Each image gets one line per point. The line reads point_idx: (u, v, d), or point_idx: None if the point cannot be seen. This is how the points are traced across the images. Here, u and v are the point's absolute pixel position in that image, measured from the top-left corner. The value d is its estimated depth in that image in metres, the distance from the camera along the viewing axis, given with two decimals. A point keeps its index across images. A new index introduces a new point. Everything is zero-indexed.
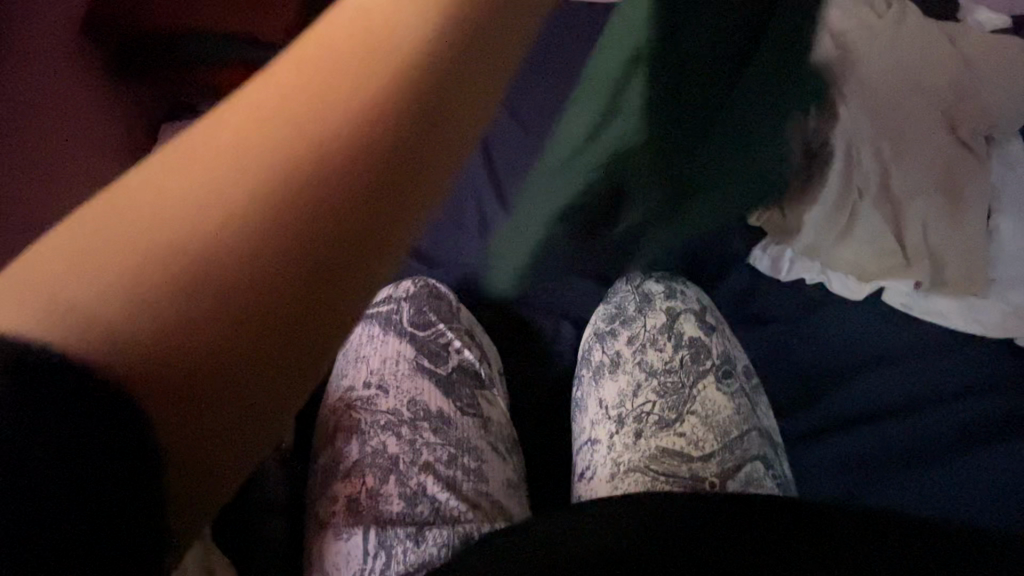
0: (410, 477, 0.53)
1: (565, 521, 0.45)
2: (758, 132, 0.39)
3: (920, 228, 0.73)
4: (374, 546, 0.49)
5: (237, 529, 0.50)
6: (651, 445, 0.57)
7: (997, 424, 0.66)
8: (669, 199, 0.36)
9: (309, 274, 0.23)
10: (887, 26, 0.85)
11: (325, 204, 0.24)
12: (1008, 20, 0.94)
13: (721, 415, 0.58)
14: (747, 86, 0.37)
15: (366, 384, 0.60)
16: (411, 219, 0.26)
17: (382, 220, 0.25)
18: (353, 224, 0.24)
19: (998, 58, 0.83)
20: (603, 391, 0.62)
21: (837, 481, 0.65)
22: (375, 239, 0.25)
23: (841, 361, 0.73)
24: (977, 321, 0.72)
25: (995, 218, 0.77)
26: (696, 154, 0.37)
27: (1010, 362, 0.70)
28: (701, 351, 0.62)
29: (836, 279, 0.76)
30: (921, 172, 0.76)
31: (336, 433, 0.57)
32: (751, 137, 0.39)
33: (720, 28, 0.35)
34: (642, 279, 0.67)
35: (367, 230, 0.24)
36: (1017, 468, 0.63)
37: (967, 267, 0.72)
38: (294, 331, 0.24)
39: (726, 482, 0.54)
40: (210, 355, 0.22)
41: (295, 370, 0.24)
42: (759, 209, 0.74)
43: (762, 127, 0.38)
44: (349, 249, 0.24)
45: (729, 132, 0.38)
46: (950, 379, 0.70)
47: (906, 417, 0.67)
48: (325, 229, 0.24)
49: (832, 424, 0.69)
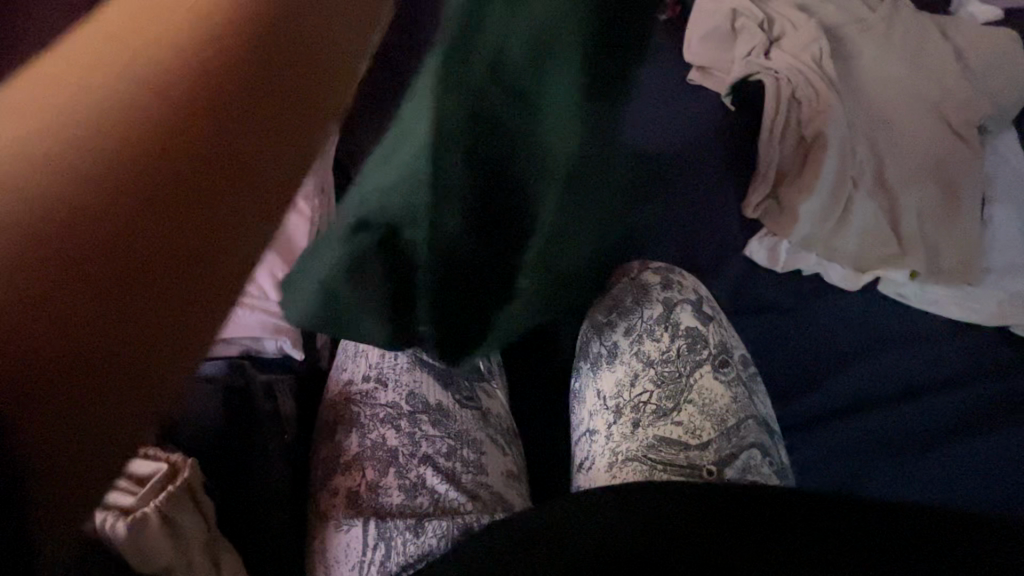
0: (409, 470, 0.54)
1: (569, 509, 0.44)
2: (565, 231, 0.38)
3: (913, 218, 0.75)
4: (374, 538, 0.49)
5: (242, 524, 0.49)
6: (648, 434, 0.58)
7: (996, 410, 0.66)
8: (444, 267, 0.39)
9: (125, 209, 0.12)
10: (880, 20, 0.86)
11: (157, 99, 0.13)
12: (1000, 13, 0.95)
13: (717, 403, 0.59)
14: (558, 190, 0.35)
15: (366, 378, 0.60)
16: (315, 122, 0.16)
17: (278, 121, 0.15)
18: (203, 128, 0.14)
19: (988, 52, 0.84)
20: (601, 382, 0.63)
21: (837, 469, 0.65)
22: (255, 147, 0.14)
23: (840, 349, 0.72)
24: (973, 309, 0.72)
25: (988, 208, 0.78)
26: (489, 241, 0.38)
27: (1008, 350, 0.70)
28: (698, 341, 0.63)
29: (832, 269, 0.76)
30: (913, 165, 0.77)
31: (337, 426, 0.57)
32: (559, 236, 0.38)
33: (539, 126, 0.31)
34: (640, 270, 0.67)
35: (241, 129, 0.14)
36: (1014, 455, 0.63)
37: (960, 256, 0.73)
38: (113, 315, 0.12)
39: (723, 470, 0.55)
40: (40, 284, 0.11)
41: (127, 381, 0.12)
42: (754, 201, 0.77)
43: (567, 226, 0.37)
44: (217, 169, 0.14)
45: (539, 229, 0.37)
46: (949, 366, 0.70)
47: (906, 404, 0.67)
48: (159, 145, 0.13)
49: (831, 412, 0.68)
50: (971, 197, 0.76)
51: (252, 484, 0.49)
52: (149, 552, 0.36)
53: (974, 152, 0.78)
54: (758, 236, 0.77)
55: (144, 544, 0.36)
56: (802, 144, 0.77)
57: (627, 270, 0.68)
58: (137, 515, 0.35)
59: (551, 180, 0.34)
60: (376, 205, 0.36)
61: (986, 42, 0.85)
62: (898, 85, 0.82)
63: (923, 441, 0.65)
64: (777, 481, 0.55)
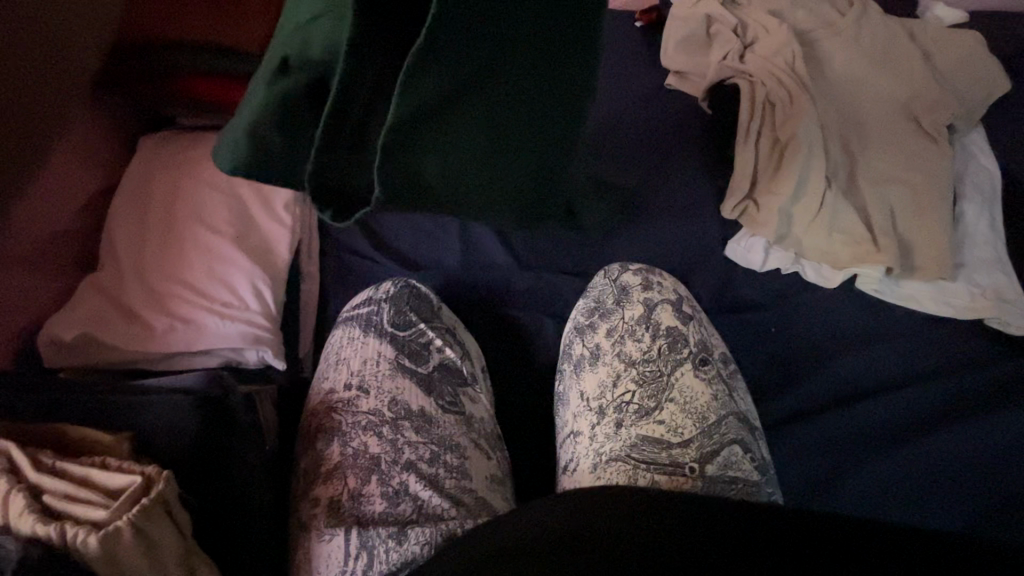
0: (392, 477, 0.54)
1: (553, 513, 0.46)
2: (469, 171, 0.45)
3: (886, 215, 0.74)
4: (356, 547, 0.49)
5: (221, 539, 0.48)
6: (631, 433, 0.58)
7: (970, 401, 0.68)
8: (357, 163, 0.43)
9: None
10: (850, 23, 0.87)
11: None
12: (965, 15, 0.97)
13: (698, 401, 0.59)
14: (466, 124, 0.42)
15: (347, 386, 0.60)
16: None
17: None
18: None
19: (954, 53, 0.86)
20: (584, 384, 0.63)
21: (817, 462, 0.67)
22: None
23: (818, 346, 0.74)
24: (947, 304, 0.73)
25: (961, 204, 0.78)
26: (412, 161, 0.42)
27: (978, 341, 0.72)
28: (678, 340, 0.63)
29: (811, 267, 0.78)
30: (886, 161, 0.77)
31: (318, 435, 0.57)
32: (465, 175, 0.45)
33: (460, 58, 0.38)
34: (619, 272, 0.68)
35: None
36: (991, 443, 0.64)
37: (935, 251, 0.72)
38: None
39: (704, 467, 0.55)
40: None
41: None
42: (732, 201, 0.77)
43: (468, 168, 0.45)
44: None
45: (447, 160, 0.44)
46: (923, 359, 0.72)
47: (882, 397, 0.69)
48: None
49: (812, 408, 0.70)
50: (942, 193, 0.75)
51: (231, 495, 0.48)
52: (123, 564, 0.35)
53: (941, 150, 0.78)
54: (735, 237, 0.79)
55: (119, 556, 0.35)
56: (776, 146, 0.77)
57: (608, 271, 0.69)
58: (109, 528, 0.35)
59: (445, 92, 0.40)
60: (305, 51, 0.44)
61: (953, 43, 0.87)
62: (868, 86, 0.83)
63: (902, 437, 0.66)
64: (758, 477, 0.55)
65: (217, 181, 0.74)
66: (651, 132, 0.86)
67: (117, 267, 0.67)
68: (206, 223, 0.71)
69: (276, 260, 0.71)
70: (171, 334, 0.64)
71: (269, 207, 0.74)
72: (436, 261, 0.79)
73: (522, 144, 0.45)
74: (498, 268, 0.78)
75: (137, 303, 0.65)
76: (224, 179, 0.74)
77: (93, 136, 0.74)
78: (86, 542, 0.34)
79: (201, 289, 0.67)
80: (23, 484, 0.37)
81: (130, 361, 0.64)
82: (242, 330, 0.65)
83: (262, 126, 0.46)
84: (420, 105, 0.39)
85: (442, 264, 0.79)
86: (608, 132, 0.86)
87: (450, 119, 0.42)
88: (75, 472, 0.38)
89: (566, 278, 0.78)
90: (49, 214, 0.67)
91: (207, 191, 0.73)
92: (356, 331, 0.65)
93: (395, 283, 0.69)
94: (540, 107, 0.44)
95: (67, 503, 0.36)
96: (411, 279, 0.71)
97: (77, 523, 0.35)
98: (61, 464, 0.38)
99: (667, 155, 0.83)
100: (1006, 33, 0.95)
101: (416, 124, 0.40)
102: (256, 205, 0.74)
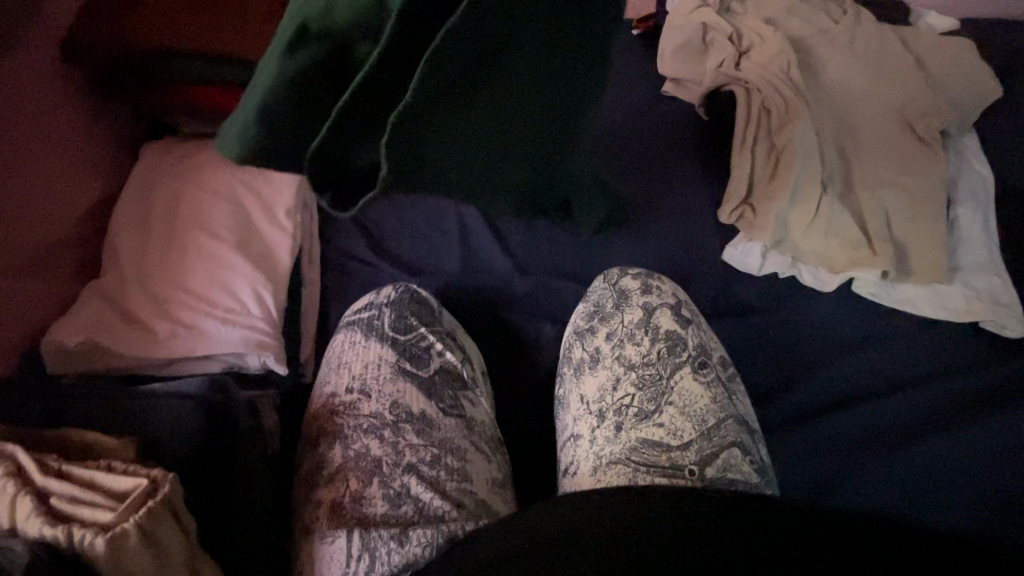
0: (394, 479, 0.54)
1: (553, 514, 0.47)
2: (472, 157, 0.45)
3: (882, 219, 0.75)
4: (358, 549, 0.49)
5: (223, 544, 0.47)
6: (631, 436, 0.59)
7: (966, 402, 0.68)
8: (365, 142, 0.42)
9: None
10: (843, 30, 0.88)
11: None
12: (955, 22, 0.99)
13: (697, 404, 0.60)
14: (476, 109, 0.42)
15: (349, 389, 0.60)
16: None
17: None
18: None
19: (945, 60, 0.88)
20: (585, 387, 0.64)
21: (816, 465, 0.67)
22: None
23: (815, 349, 0.75)
24: (942, 306, 0.74)
25: (954, 208, 0.79)
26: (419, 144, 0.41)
27: (974, 343, 0.73)
28: (678, 344, 0.64)
29: (807, 271, 0.78)
30: (880, 165, 0.78)
31: (320, 438, 0.57)
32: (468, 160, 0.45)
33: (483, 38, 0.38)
34: (618, 276, 0.69)
35: None
36: (987, 444, 0.64)
37: (929, 254, 0.73)
38: None
39: (704, 469, 0.56)
40: None
41: None
42: (729, 205, 0.79)
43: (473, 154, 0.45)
44: None
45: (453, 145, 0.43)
46: (919, 361, 0.72)
47: (879, 399, 0.69)
48: None
49: (810, 411, 0.71)
50: (936, 197, 0.76)
51: (233, 500, 0.48)
52: (129, 565, 0.36)
53: (935, 154, 0.79)
54: (733, 241, 0.79)
55: (124, 557, 0.35)
56: (772, 152, 0.78)
57: (607, 276, 0.70)
58: (115, 530, 0.35)
59: (463, 81, 0.39)
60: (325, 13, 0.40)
61: (944, 50, 0.88)
62: (861, 92, 0.85)
63: (899, 438, 0.67)
64: (758, 479, 0.56)
65: (219, 188, 0.74)
66: (648, 139, 0.87)
67: (119, 273, 0.68)
68: (208, 229, 0.71)
69: (278, 265, 0.72)
70: (173, 340, 0.64)
71: (270, 213, 0.75)
72: (436, 266, 0.80)
73: (528, 133, 0.46)
74: (498, 274, 0.79)
75: (140, 309, 0.65)
76: (225, 186, 0.75)
77: (95, 144, 0.75)
78: (93, 543, 0.34)
79: (203, 295, 0.67)
80: (30, 487, 0.37)
81: (133, 367, 0.64)
82: (243, 335, 0.65)
83: (274, 101, 0.42)
84: (438, 86, 0.38)
85: (442, 269, 0.80)
86: (606, 139, 0.87)
87: (464, 106, 0.41)
88: (80, 475, 0.38)
89: (565, 283, 0.79)
90: (50, 221, 0.67)
91: (209, 197, 0.73)
92: (358, 335, 0.65)
93: (396, 288, 0.69)
94: (549, 98, 0.44)
95: (73, 505, 0.36)
96: (411, 284, 0.72)
97: (83, 525, 0.35)
98: (67, 467, 0.38)
99: (665, 161, 0.84)
100: (996, 41, 0.97)
101: (430, 106, 0.39)
102: (258, 212, 0.74)
